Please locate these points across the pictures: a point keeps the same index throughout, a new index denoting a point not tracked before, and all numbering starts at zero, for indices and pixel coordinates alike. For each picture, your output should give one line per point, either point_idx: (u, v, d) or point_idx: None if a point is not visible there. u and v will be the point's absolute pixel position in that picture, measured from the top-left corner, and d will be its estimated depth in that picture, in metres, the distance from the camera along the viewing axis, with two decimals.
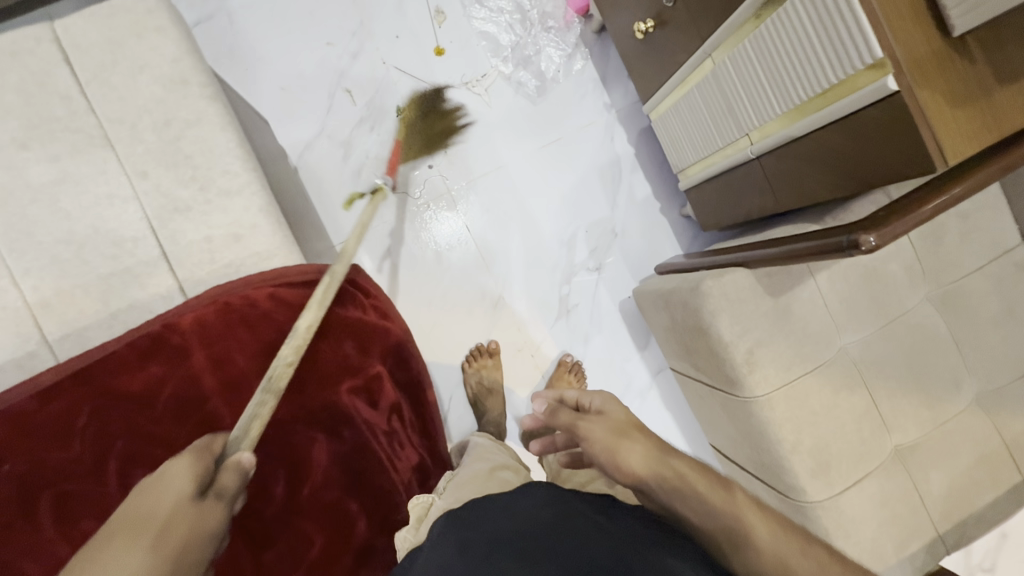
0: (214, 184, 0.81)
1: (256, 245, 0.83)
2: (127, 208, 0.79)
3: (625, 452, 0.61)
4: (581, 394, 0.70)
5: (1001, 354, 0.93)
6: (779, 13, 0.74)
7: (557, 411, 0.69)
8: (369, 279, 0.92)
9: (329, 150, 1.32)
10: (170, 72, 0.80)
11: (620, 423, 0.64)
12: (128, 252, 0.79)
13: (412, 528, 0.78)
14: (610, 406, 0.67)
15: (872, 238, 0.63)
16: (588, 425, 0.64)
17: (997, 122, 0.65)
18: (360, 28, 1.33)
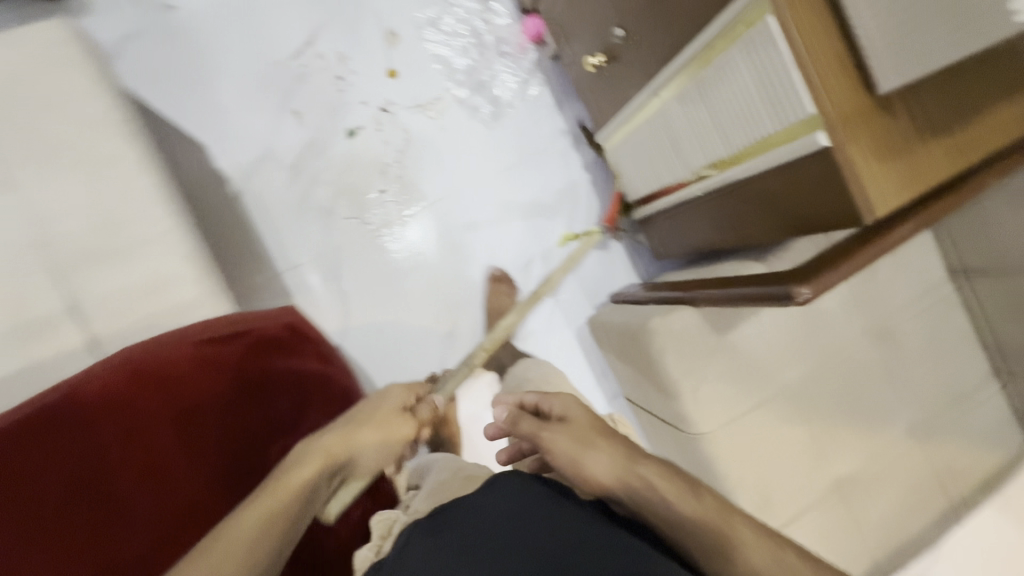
0: (129, 232, 0.77)
1: (176, 297, 0.79)
2: (33, 252, 0.73)
3: (590, 464, 0.67)
4: (541, 398, 0.76)
5: (928, 386, 0.98)
6: (722, 61, 0.75)
7: (518, 421, 0.74)
8: (305, 324, 0.89)
9: (275, 174, 1.27)
10: (85, 108, 0.76)
11: (584, 433, 0.69)
12: (35, 299, 0.73)
13: (374, 548, 0.70)
14: (571, 411, 0.73)
15: (805, 292, 0.65)
16: (552, 434, 0.69)
17: (916, 179, 0.68)
18: (309, 47, 1.28)
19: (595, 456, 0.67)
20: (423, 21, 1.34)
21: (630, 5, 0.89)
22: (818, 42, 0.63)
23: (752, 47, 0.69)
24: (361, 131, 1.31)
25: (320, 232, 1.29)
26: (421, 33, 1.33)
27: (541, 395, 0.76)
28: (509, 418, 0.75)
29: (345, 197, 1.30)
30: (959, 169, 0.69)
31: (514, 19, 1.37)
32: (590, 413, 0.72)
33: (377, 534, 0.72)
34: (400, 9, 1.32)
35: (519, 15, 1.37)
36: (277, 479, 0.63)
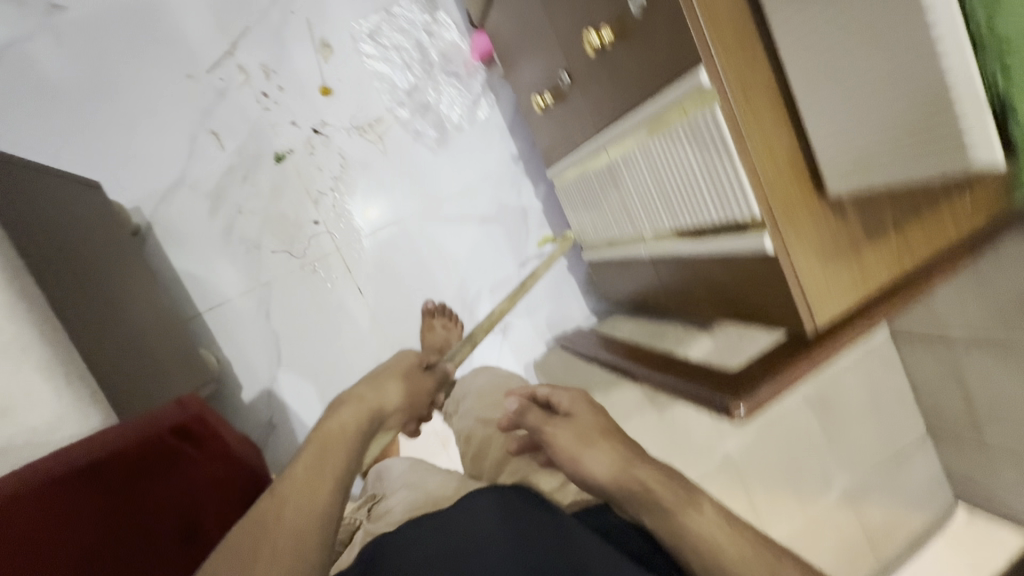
0: None
1: None
2: None
3: (588, 460, 0.66)
4: (552, 391, 0.76)
5: (866, 450, 0.98)
6: (668, 137, 0.68)
7: (526, 411, 0.74)
8: (202, 411, 0.71)
9: (192, 203, 1.14)
10: None
11: (588, 429, 0.69)
12: None
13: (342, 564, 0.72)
14: (577, 407, 0.73)
15: (741, 409, 0.62)
16: (554, 430, 0.70)
17: (864, 281, 0.64)
18: (228, 60, 1.14)
19: (594, 455, 0.66)
20: (359, 33, 1.21)
21: (574, 53, 0.81)
22: (762, 140, 0.60)
23: (698, 132, 0.63)
24: (291, 155, 1.19)
25: (245, 267, 1.18)
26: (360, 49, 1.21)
27: (552, 388, 0.75)
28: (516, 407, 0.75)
29: (274, 228, 1.19)
30: (908, 269, 0.66)
31: (463, 34, 1.26)
32: (594, 411, 0.72)
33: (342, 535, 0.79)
34: (334, 19, 1.19)
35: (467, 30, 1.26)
36: (321, 428, 0.59)
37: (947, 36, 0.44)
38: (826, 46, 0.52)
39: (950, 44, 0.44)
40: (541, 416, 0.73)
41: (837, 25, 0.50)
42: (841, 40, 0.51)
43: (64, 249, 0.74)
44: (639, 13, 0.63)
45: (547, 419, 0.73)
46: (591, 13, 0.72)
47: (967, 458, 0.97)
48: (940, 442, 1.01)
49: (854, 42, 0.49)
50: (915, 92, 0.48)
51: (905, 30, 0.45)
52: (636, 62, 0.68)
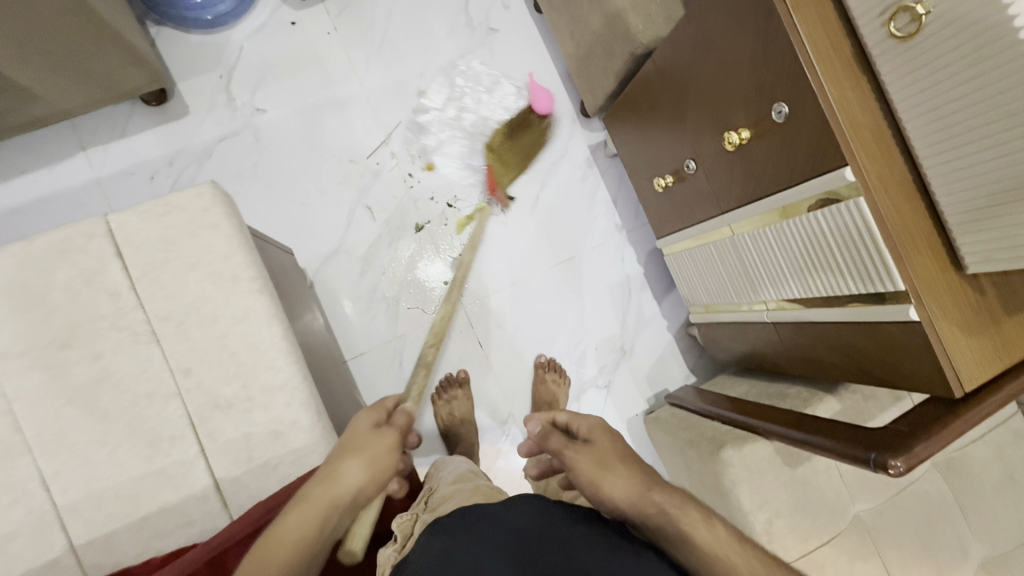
0: None
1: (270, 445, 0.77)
2: None
3: (609, 486, 0.61)
4: (573, 415, 0.68)
5: (1004, 521, 0.97)
6: (804, 219, 0.78)
7: (545, 435, 0.67)
8: None
9: (347, 266, 1.33)
10: None
11: (607, 454, 0.63)
12: None
13: (398, 547, 0.67)
14: (598, 433, 0.65)
15: (900, 464, 0.67)
16: (576, 454, 0.63)
17: (1006, 350, 0.70)
18: (384, 147, 1.37)
19: (614, 482, 0.61)
20: (469, 120, 1.41)
21: (704, 146, 0.94)
22: (903, 225, 0.69)
23: (838, 216, 0.73)
24: (429, 225, 1.37)
25: (386, 321, 1.34)
26: (472, 132, 1.40)
27: (571, 412, 0.68)
28: (537, 429, 0.68)
29: (410, 288, 1.35)
30: None
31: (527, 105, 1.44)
32: (615, 439, 0.65)
33: (400, 530, 0.69)
34: (451, 109, 1.41)
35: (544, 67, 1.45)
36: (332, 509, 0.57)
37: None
38: (940, 98, 0.63)
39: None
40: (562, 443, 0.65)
41: (945, 76, 0.61)
42: (955, 89, 0.61)
43: (288, 307, 0.91)
44: (783, 119, 0.75)
45: (567, 445, 0.64)
46: (727, 118, 0.86)
47: None
48: None
49: (977, 110, 0.60)
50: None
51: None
52: (772, 156, 0.80)
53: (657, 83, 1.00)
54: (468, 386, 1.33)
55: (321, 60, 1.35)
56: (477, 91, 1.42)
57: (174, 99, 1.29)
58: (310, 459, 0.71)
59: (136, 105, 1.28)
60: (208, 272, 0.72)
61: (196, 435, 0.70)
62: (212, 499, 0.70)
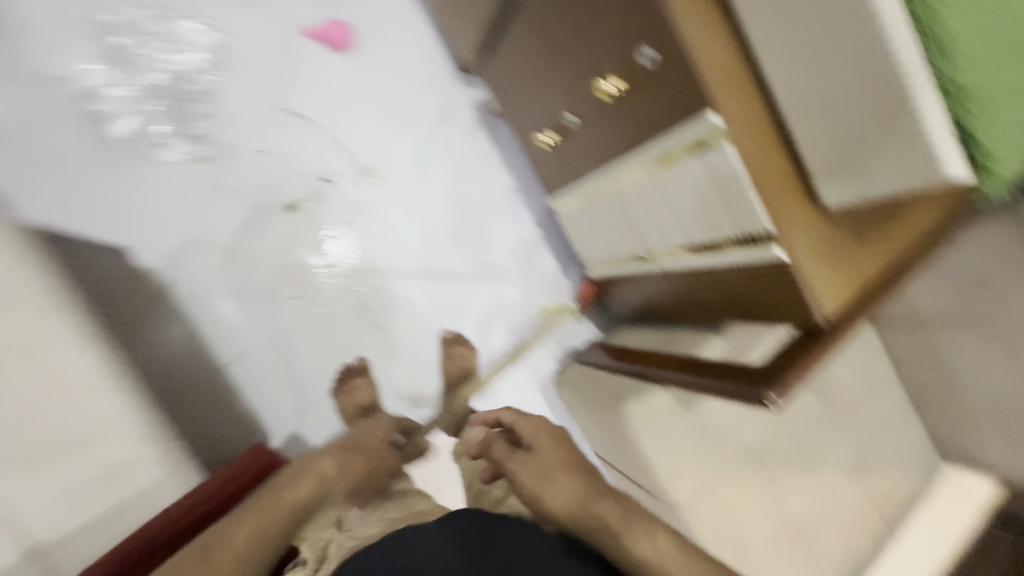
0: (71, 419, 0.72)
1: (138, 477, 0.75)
2: None
3: (549, 495, 0.67)
4: (517, 418, 0.76)
5: (863, 424, 1.10)
6: (679, 167, 0.78)
7: (490, 442, 0.75)
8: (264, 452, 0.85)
9: (208, 259, 1.16)
10: None
11: (548, 466, 0.70)
12: None
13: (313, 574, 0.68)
14: (540, 440, 0.73)
15: (774, 397, 0.71)
16: (518, 465, 0.71)
17: (858, 277, 0.75)
18: (232, 116, 1.17)
19: (553, 492, 0.67)
20: (153, 78, 1.10)
21: (581, 97, 0.90)
22: (766, 167, 0.70)
23: (709, 162, 0.73)
24: (301, 205, 1.22)
25: (265, 316, 1.20)
26: (166, 89, 1.12)
27: (516, 416, 0.76)
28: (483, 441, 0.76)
29: (288, 276, 1.21)
30: (893, 262, 0.78)
31: (213, 58, 1.15)
32: (559, 449, 0.72)
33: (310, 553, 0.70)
34: (127, 74, 1.10)
35: (346, 18, 1.25)
36: None
37: (923, 93, 0.58)
38: (792, 35, 0.62)
39: (922, 95, 0.58)
40: (505, 451, 0.73)
41: (796, 11, 0.60)
42: (805, 24, 0.60)
43: None
44: (650, 64, 0.73)
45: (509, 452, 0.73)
46: (599, 66, 0.82)
47: (944, 422, 1.12)
48: (921, 410, 1.16)
49: (825, 46, 0.60)
50: (902, 130, 0.60)
51: (889, 85, 0.58)
52: (645, 103, 0.78)
53: (527, 31, 0.93)
54: (368, 375, 1.24)
55: (131, 11, 1.10)
56: (147, 37, 1.11)
57: None
58: None
59: None
60: None
61: None
62: (124, 516, 0.74)
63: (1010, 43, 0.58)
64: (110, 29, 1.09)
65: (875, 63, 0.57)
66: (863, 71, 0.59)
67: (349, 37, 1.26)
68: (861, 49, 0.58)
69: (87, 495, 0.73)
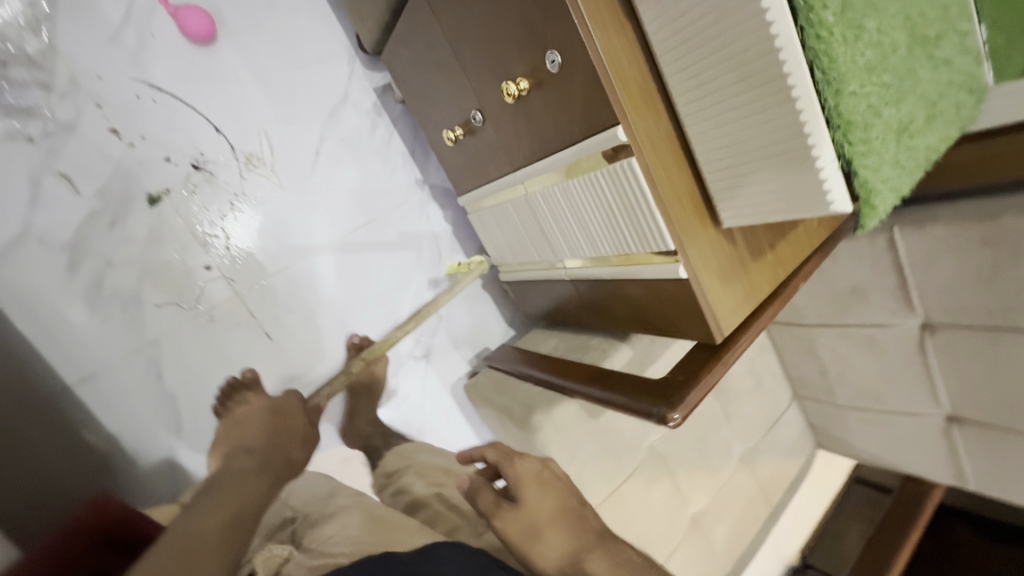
0: None
1: None
2: None
3: (538, 553, 0.69)
4: (501, 457, 0.78)
5: (753, 420, 1.18)
6: (588, 179, 0.75)
7: (478, 490, 0.75)
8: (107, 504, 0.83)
9: (44, 259, 0.96)
10: None
11: (535, 520, 0.71)
12: None
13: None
14: (527, 488, 0.74)
15: (676, 415, 0.72)
16: (502, 519, 0.71)
17: (752, 293, 0.78)
18: (72, 86, 0.97)
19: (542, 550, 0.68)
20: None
21: (488, 95, 0.84)
22: (669, 185, 0.69)
23: (615, 176, 0.70)
24: (168, 196, 1.05)
25: (125, 327, 1.02)
26: None
27: (502, 460, 0.77)
28: (469, 484, 0.76)
29: (154, 279, 1.04)
30: (782, 277, 0.81)
31: (42, 13, 0.94)
32: (550, 497, 0.74)
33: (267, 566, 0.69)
34: None
35: (207, 6, 1.07)
36: None
37: (814, 124, 0.55)
38: (697, 50, 0.60)
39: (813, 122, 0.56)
40: (491, 501, 0.74)
41: (699, 27, 0.58)
42: (708, 42, 0.58)
43: None
44: (557, 70, 0.68)
45: (496, 502, 0.74)
46: (506, 65, 0.76)
47: (821, 413, 1.23)
48: (802, 402, 1.26)
49: (726, 67, 0.58)
50: (792, 153, 0.59)
51: (782, 107, 0.57)
52: (552, 109, 0.73)
53: (430, 17, 0.85)
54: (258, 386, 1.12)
55: None
56: None
57: None
58: None
59: None
60: None
61: None
62: None
63: (892, 86, 0.59)
64: None
65: (772, 89, 0.56)
66: (761, 96, 0.58)
67: (214, 32, 1.07)
68: (757, 69, 0.56)
69: None
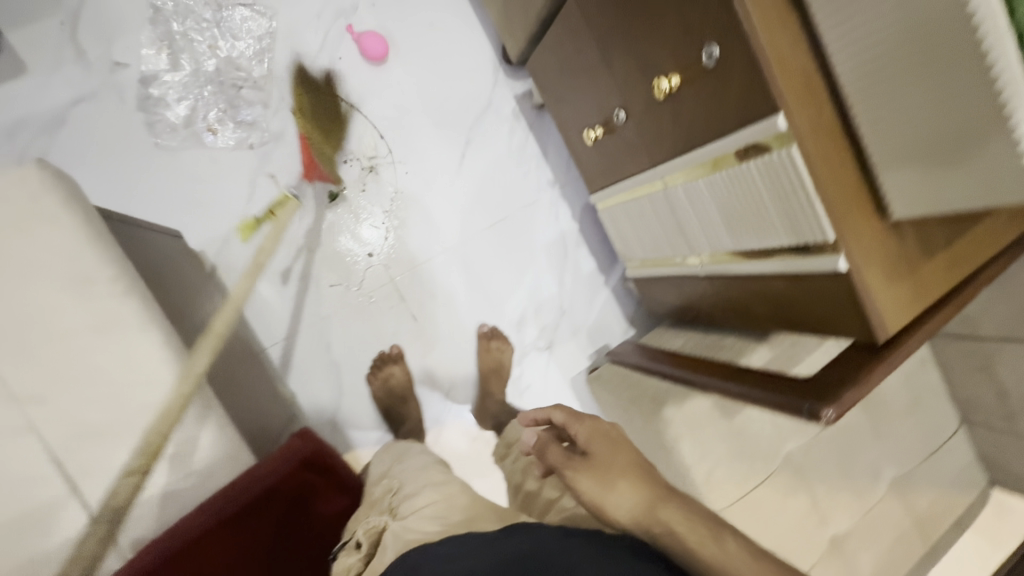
0: (135, 401, 0.64)
1: (197, 463, 0.67)
2: (14, 441, 0.61)
3: (613, 505, 0.66)
4: (568, 418, 0.71)
5: (908, 441, 1.07)
6: (737, 172, 0.76)
7: (546, 447, 0.72)
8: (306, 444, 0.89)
9: (253, 244, 1.18)
10: (54, 263, 0.63)
11: (608, 470, 0.67)
12: (19, 497, 0.61)
13: (360, 554, 0.75)
14: (597, 442, 0.69)
15: (830, 412, 0.69)
16: (576, 474, 0.68)
17: (922, 294, 0.72)
18: (282, 103, 1.19)
19: (617, 500, 0.65)
20: (213, 65, 1.15)
21: (634, 94, 0.88)
22: (833, 177, 0.67)
23: (770, 167, 0.70)
24: (344, 193, 1.24)
25: (305, 302, 1.22)
26: (219, 78, 1.15)
27: (568, 418, 0.71)
28: (536, 443, 0.73)
29: (330, 263, 1.23)
30: (958, 280, 0.74)
31: (263, 47, 1.17)
32: (620, 452, 0.68)
33: (364, 537, 0.76)
34: (182, 62, 1.13)
35: (384, 31, 1.25)
36: None
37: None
38: (879, 53, 0.59)
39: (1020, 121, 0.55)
40: (560, 457, 0.70)
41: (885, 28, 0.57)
42: (894, 43, 0.58)
43: None
44: (713, 63, 0.70)
45: (566, 457, 0.70)
46: (657, 64, 0.80)
47: (1000, 445, 1.07)
48: (974, 429, 1.11)
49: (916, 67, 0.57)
50: (999, 160, 0.57)
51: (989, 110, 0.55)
52: (703, 103, 0.75)
53: (583, 25, 0.92)
54: (403, 362, 1.26)
55: None
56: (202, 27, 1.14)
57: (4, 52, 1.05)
58: (215, 477, 0.68)
59: None
60: (45, 277, 0.63)
61: (65, 474, 0.62)
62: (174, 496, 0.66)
63: None
64: (167, 17, 1.12)
65: (974, 84, 0.55)
66: (958, 92, 0.56)
67: (386, 54, 1.26)
68: (956, 71, 0.55)
69: (146, 473, 0.64)
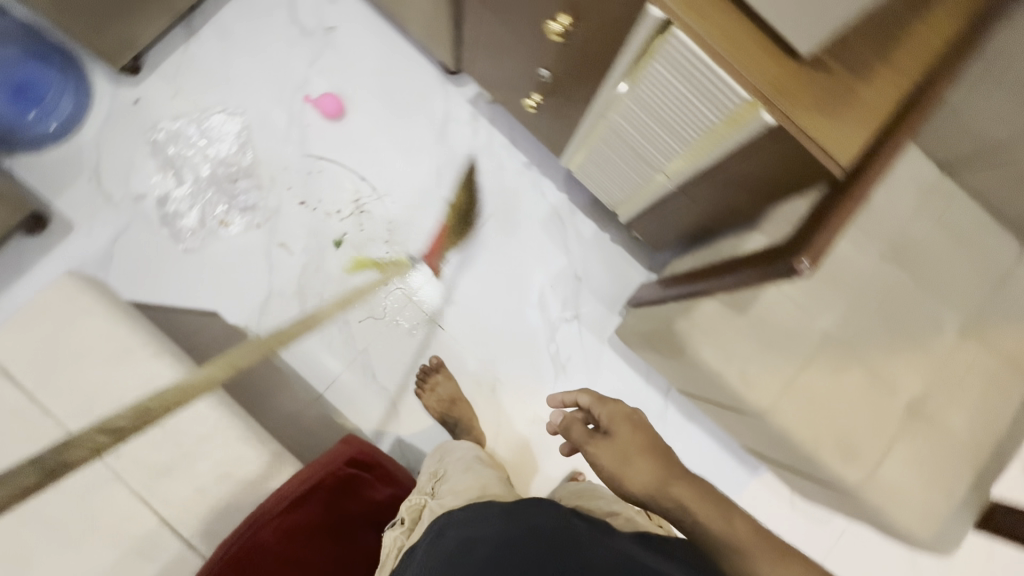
0: (187, 435, 0.95)
1: (244, 473, 0.95)
2: (114, 493, 0.90)
3: (634, 473, 0.66)
4: (592, 402, 0.75)
5: (962, 282, 0.98)
6: (648, 74, 0.77)
7: (570, 427, 0.75)
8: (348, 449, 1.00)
9: (284, 307, 1.32)
10: (115, 350, 0.96)
11: (625, 445, 0.68)
12: (132, 528, 0.89)
13: (405, 530, 0.82)
14: (618, 424, 0.70)
15: (805, 262, 0.70)
16: (595, 450, 0.70)
17: (873, 116, 0.69)
18: (271, 181, 1.35)
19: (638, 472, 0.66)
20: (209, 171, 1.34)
21: (543, 49, 0.93)
22: (729, 41, 0.67)
23: (669, 56, 0.71)
24: (346, 238, 1.36)
25: (343, 343, 1.33)
26: (218, 178, 1.34)
27: (592, 399, 0.74)
28: (562, 421, 0.77)
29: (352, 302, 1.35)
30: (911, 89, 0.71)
31: (242, 141, 1.35)
32: (636, 428, 0.70)
33: (408, 514, 0.85)
34: (186, 177, 1.33)
35: (336, 89, 1.39)
36: None
37: None
38: None
39: None
40: (583, 435, 0.73)
41: None
42: None
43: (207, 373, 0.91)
44: None
45: (588, 434, 0.72)
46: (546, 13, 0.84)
47: None
48: None
49: None
50: None
51: None
52: (594, 28, 0.79)
53: (479, 10, 0.98)
54: (445, 370, 1.33)
55: (176, 126, 1.34)
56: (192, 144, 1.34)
57: (55, 218, 1.28)
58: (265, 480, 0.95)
59: (21, 241, 1.27)
60: (109, 367, 0.94)
61: (154, 507, 0.91)
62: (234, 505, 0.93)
63: None
64: (164, 145, 1.33)
65: None
66: None
67: (342, 108, 1.39)
68: None
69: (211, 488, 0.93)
